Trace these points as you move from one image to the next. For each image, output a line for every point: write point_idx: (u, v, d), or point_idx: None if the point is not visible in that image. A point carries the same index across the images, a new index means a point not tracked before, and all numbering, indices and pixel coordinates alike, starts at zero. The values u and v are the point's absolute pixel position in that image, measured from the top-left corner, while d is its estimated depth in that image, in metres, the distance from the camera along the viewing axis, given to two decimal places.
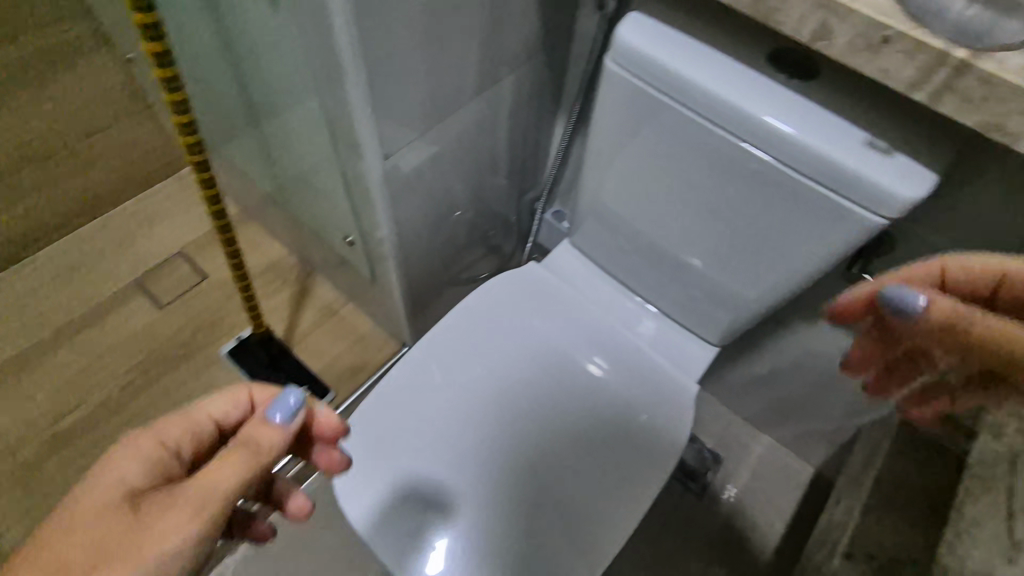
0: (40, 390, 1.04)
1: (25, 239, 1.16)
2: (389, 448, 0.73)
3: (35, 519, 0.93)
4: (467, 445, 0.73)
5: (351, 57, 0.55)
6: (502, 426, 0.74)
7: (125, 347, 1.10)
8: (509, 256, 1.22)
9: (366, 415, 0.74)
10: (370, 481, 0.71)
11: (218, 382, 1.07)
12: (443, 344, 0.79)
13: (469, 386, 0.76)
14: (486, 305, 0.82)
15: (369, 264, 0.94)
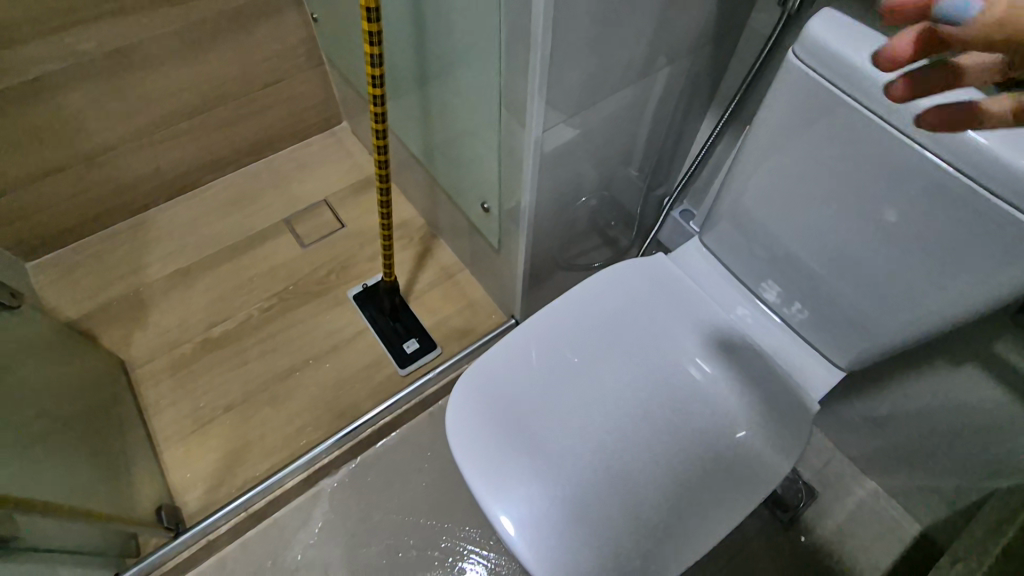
0: (199, 299, 1.20)
1: (205, 169, 1.33)
2: (499, 399, 0.75)
3: (182, 406, 1.07)
4: (571, 420, 0.74)
5: (538, 27, 0.58)
6: (609, 409, 0.74)
7: (268, 275, 1.23)
8: (625, 250, 1.22)
9: (480, 371, 0.77)
10: (477, 425, 0.74)
11: (342, 320, 1.18)
12: (566, 315, 0.81)
13: (583, 363, 0.77)
14: (613, 285, 0.83)
15: (497, 233, 0.98)
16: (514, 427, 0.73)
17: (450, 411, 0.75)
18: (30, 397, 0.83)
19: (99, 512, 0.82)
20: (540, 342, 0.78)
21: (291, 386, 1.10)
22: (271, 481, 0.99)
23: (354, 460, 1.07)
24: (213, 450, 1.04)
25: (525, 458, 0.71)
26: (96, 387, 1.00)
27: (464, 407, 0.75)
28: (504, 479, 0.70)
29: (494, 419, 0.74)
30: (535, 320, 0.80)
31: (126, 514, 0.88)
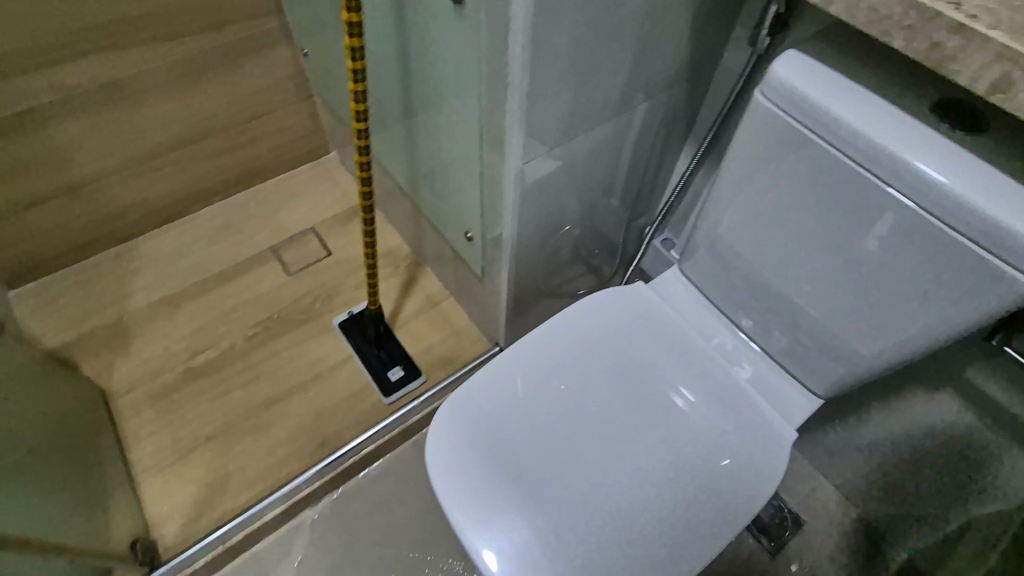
0: (183, 328, 1.19)
1: (194, 198, 1.34)
2: (479, 428, 0.75)
3: (162, 436, 1.06)
4: (552, 449, 0.74)
5: (514, 67, 0.60)
6: (589, 437, 0.75)
7: (254, 303, 1.24)
8: (609, 278, 1.24)
9: (461, 402, 0.77)
10: (457, 455, 0.74)
11: (326, 348, 1.18)
12: (546, 343, 0.81)
13: (564, 392, 0.78)
14: (593, 315, 0.84)
15: (481, 262, 0.99)
16: (495, 458, 0.73)
17: (431, 443, 0.75)
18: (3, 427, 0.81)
19: (71, 546, 0.80)
20: (521, 372, 0.79)
21: (273, 415, 1.09)
22: (250, 513, 0.97)
23: (337, 490, 1.05)
24: (192, 481, 1.02)
25: (506, 489, 0.71)
26: (74, 416, 0.99)
27: (445, 439, 0.75)
28: (486, 511, 0.70)
29: (475, 450, 0.74)
30: (516, 351, 0.81)
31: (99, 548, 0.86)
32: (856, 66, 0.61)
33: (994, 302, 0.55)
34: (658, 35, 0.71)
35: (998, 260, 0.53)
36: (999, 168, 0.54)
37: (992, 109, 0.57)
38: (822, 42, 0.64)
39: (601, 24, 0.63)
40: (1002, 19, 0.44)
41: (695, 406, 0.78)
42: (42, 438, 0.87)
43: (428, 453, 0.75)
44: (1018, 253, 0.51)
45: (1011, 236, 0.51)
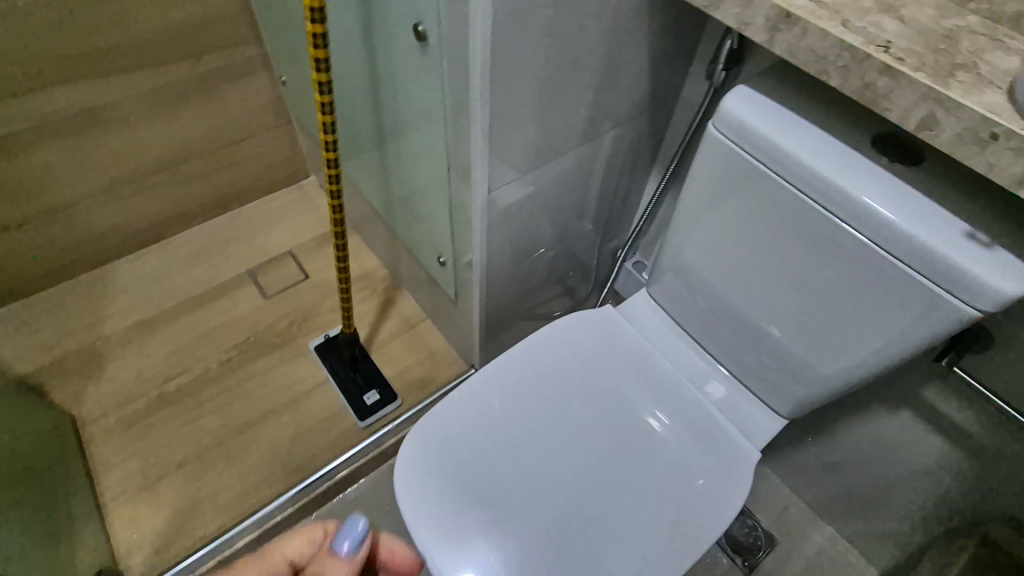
0: (157, 352, 1.19)
1: (172, 221, 1.34)
2: (448, 452, 0.76)
3: (132, 464, 1.05)
4: (522, 474, 0.74)
5: (477, 103, 0.62)
6: (559, 462, 0.75)
7: (230, 327, 1.23)
8: (584, 299, 1.26)
9: (431, 426, 0.77)
10: (426, 479, 0.74)
11: (302, 372, 1.18)
12: (516, 367, 0.82)
13: (533, 416, 0.78)
14: (562, 338, 0.86)
15: (454, 286, 1.01)
16: (465, 483, 0.73)
17: (400, 468, 0.75)
18: None
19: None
20: (491, 396, 0.80)
21: (247, 440, 1.08)
22: (221, 541, 0.96)
23: (310, 516, 1.04)
24: (162, 509, 1.00)
25: (475, 514, 0.71)
26: (40, 445, 0.97)
27: (415, 464, 0.75)
28: (455, 537, 0.70)
29: (444, 475, 0.74)
30: (486, 374, 0.82)
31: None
32: (803, 100, 0.64)
33: (936, 327, 0.58)
34: (618, 70, 0.74)
35: (937, 287, 0.55)
36: (935, 199, 0.57)
37: (928, 143, 0.61)
38: (772, 76, 0.67)
39: (561, 61, 0.65)
40: (926, 62, 0.47)
41: (662, 428, 0.79)
42: (5, 469, 0.86)
43: (397, 478, 0.75)
44: (954, 281, 0.54)
45: (947, 264, 0.53)
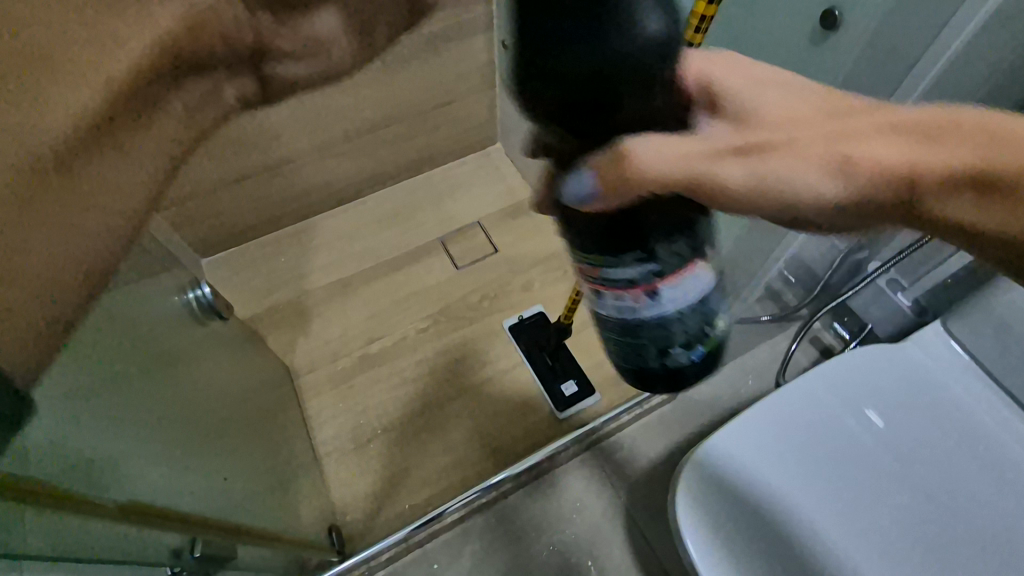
0: (356, 313, 1.20)
1: (370, 181, 1.33)
2: (733, 500, 0.70)
3: (344, 422, 1.08)
4: (814, 517, 0.67)
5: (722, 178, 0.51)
6: (857, 509, 0.68)
7: (426, 294, 1.23)
8: (790, 310, 1.13)
9: (709, 457, 0.72)
10: (715, 527, 0.69)
11: (495, 351, 1.16)
12: (797, 407, 0.74)
13: (821, 466, 0.70)
14: (845, 378, 0.76)
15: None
16: (755, 522, 0.68)
17: (681, 500, 0.71)
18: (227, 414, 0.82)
19: (277, 533, 0.82)
20: (773, 430, 0.73)
21: (447, 415, 1.09)
22: (432, 513, 0.98)
23: (508, 498, 1.05)
24: (374, 471, 1.04)
25: (765, 558, 0.66)
26: (267, 390, 1.00)
27: (694, 496, 0.71)
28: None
29: (732, 515, 0.69)
30: (762, 404, 0.75)
31: (306, 538, 0.90)
32: None
33: None
34: None
35: None
36: None
37: None
38: None
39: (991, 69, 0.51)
40: None
41: (983, 495, 0.68)
42: (254, 431, 0.89)
43: (675, 508, 0.71)
44: None
45: None
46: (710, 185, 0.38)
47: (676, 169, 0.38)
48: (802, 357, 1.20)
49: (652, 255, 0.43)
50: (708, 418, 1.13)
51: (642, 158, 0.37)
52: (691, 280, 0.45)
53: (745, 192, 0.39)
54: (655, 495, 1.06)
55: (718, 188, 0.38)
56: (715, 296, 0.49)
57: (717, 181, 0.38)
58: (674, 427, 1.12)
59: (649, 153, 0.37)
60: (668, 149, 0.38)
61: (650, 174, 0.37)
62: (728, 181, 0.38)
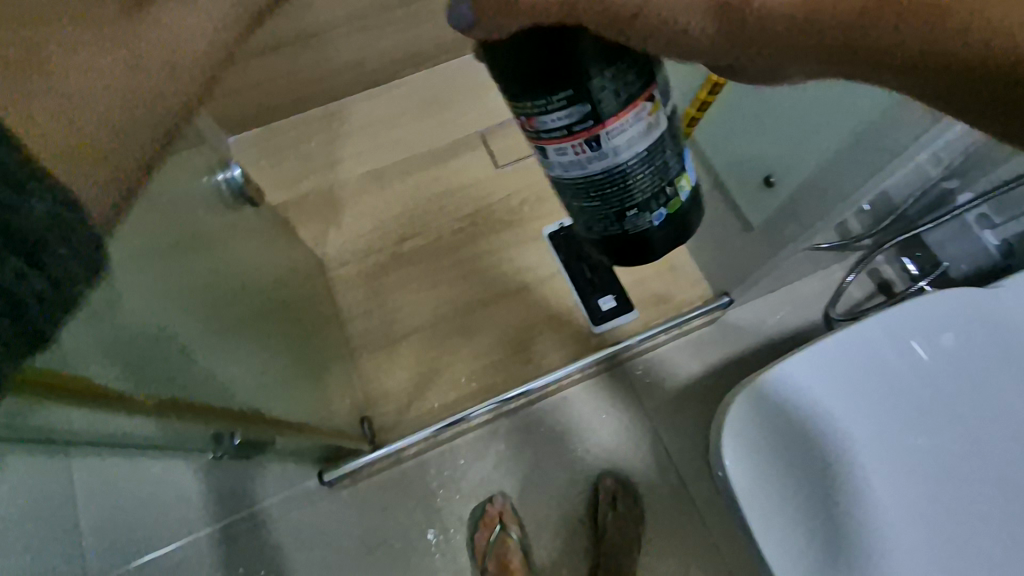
0: (390, 207, 1.14)
1: (408, 61, 1.19)
2: (776, 436, 0.68)
3: (375, 317, 1.08)
4: (856, 479, 0.66)
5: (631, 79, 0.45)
6: (901, 489, 0.65)
7: (462, 193, 1.15)
8: (851, 241, 0.99)
9: (759, 399, 0.69)
10: (754, 461, 0.68)
11: (533, 259, 1.11)
12: (858, 350, 0.69)
13: (873, 410, 0.67)
14: (912, 322, 0.70)
15: (764, 216, 0.88)
16: (796, 459, 0.67)
17: (728, 425, 0.69)
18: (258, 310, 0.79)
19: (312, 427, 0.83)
20: (848, 384, 0.68)
21: (480, 320, 1.08)
22: (459, 416, 0.99)
23: (534, 406, 1.05)
24: (405, 368, 1.05)
25: (790, 501, 0.66)
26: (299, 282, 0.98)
27: (743, 424, 0.69)
28: (762, 517, 0.66)
29: (771, 458, 0.68)
30: (847, 353, 0.69)
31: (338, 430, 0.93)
32: None
33: None
34: None
35: None
36: None
37: None
38: None
39: None
40: None
41: None
42: (288, 327, 0.88)
43: (719, 432, 0.70)
44: None
45: None
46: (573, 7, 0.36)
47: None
48: (857, 290, 1.13)
49: (583, 95, 0.41)
50: (746, 345, 1.10)
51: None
52: (627, 122, 0.44)
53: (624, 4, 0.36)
54: (682, 415, 1.06)
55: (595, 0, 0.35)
56: (659, 147, 0.48)
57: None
58: (710, 351, 1.09)
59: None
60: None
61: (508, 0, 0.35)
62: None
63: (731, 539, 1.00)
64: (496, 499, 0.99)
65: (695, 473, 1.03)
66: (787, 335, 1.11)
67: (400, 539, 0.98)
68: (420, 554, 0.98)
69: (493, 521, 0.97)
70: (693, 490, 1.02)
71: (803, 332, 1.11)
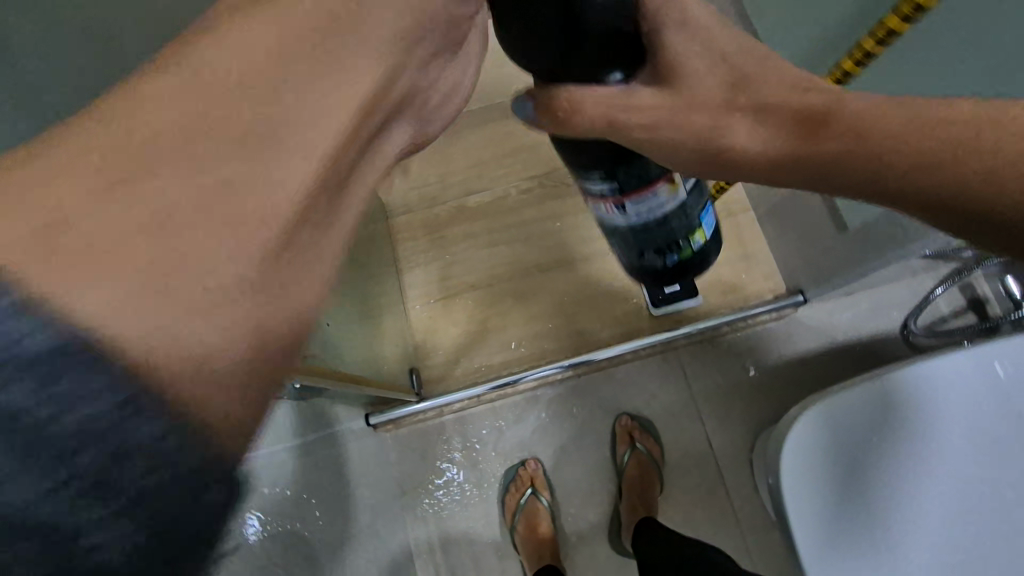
0: (459, 157, 1.10)
1: None
2: (838, 449, 0.72)
3: (433, 269, 1.07)
4: (903, 505, 0.69)
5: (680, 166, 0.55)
6: (941, 528, 0.68)
7: (535, 150, 1.10)
8: (956, 256, 0.89)
9: (828, 413, 0.72)
10: (815, 471, 0.71)
11: (600, 230, 1.07)
12: (934, 380, 0.71)
13: (938, 436, 0.70)
14: (1004, 357, 0.70)
15: (863, 219, 0.82)
16: (855, 474, 0.71)
17: (796, 429, 0.72)
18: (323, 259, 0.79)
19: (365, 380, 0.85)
20: (931, 418, 0.70)
21: (538, 286, 1.06)
22: (508, 379, 1.00)
23: (581, 379, 1.05)
24: (457, 325, 1.05)
25: (835, 507, 0.70)
26: (365, 228, 0.97)
27: (818, 425, 0.72)
28: (815, 523, 0.70)
29: (832, 470, 0.71)
30: (940, 389, 0.71)
31: (390, 379, 0.95)
32: None
33: None
34: None
35: None
36: None
37: None
38: None
39: None
40: None
41: None
42: (349, 273, 0.89)
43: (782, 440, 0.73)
44: None
45: None
46: (626, 126, 0.46)
47: (599, 116, 0.44)
48: (944, 303, 1.03)
49: (614, 177, 0.54)
50: (812, 346, 1.04)
51: (574, 99, 0.44)
52: (651, 197, 0.56)
53: (644, 134, 0.47)
54: (731, 408, 1.03)
55: (625, 129, 0.46)
56: (677, 213, 0.61)
57: (627, 121, 0.46)
58: (772, 347, 1.04)
59: (578, 91, 0.44)
60: (597, 100, 0.44)
61: (579, 115, 0.44)
62: (642, 116, 0.46)
63: (761, 538, 0.98)
64: (529, 464, 1.01)
65: (735, 469, 1.01)
66: (859, 342, 1.04)
67: (435, 486, 1.02)
68: (452, 502, 1.02)
69: (525, 484, 0.99)
70: (731, 485, 1.00)
71: (876, 341, 1.04)
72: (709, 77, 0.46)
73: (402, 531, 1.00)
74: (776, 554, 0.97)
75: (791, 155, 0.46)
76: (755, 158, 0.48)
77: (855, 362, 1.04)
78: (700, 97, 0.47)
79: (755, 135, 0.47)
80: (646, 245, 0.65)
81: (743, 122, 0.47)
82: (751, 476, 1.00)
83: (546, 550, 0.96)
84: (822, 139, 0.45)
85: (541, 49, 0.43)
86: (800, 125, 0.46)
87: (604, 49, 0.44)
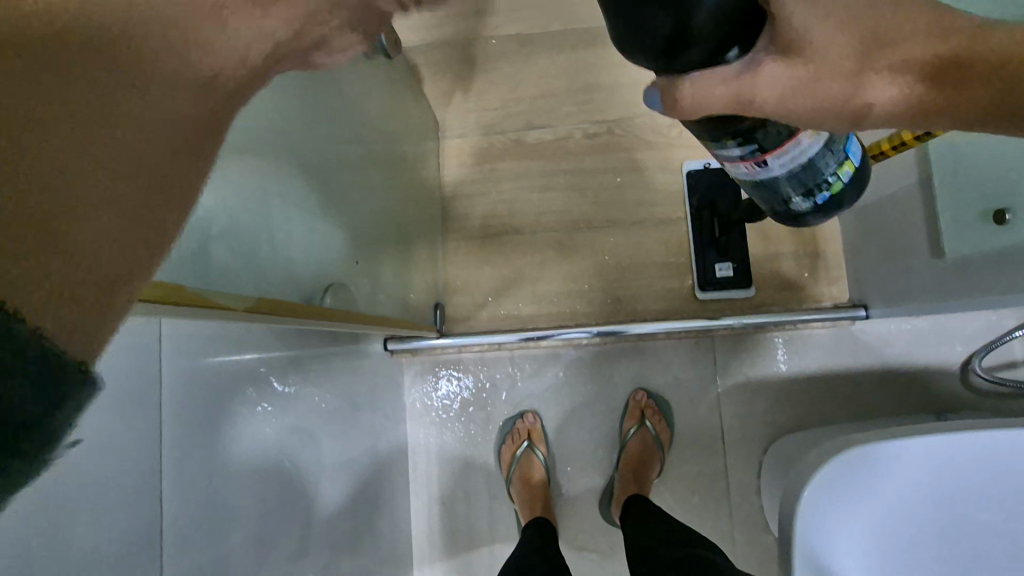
0: (525, 86, 1.00)
1: None
2: (853, 489, 0.66)
3: (476, 204, 1.01)
4: (902, 536, 0.66)
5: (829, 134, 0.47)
6: (914, 565, 0.66)
7: (609, 91, 0.99)
8: None
9: (852, 459, 0.65)
10: (828, 510, 0.66)
11: (661, 195, 0.98)
12: (974, 444, 0.64)
13: (960, 488, 0.65)
14: None
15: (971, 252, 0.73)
16: (864, 515, 0.66)
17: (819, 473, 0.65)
18: (360, 181, 0.74)
19: (389, 316, 0.82)
20: (959, 470, 0.65)
21: (582, 244, 0.99)
22: (533, 334, 0.96)
23: (607, 345, 1.01)
24: (491, 268, 1.00)
25: (836, 542, 0.66)
26: (411, 149, 0.90)
27: (852, 454, 0.65)
28: (815, 561, 0.65)
29: (843, 510, 0.66)
30: (989, 440, 0.63)
31: (416, 311, 0.93)
32: None
33: None
34: None
35: None
36: None
37: None
38: None
39: None
40: None
41: None
42: (389, 199, 0.84)
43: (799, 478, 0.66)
44: None
45: None
46: (755, 111, 0.40)
47: (730, 99, 0.39)
48: (1019, 348, 0.94)
49: (752, 137, 0.44)
50: (859, 362, 0.97)
51: (701, 92, 0.38)
52: (797, 147, 0.45)
53: (780, 109, 0.40)
54: (753, 407, 0.99)
55: (757, 109, 0.39)
56: (824, 157, 0.48)
57: (756, 107, 0.39)
58: (812, 354, 0.98)
59: (692, 94, 0.38)
60: (724, 86, 0.38)
61: (693, 108, 0.39)
62: (770, 98, 0.39)
63: (751, 539, 0.97)
64: (526, 417, 1.00)
65: (742, 468, 0.98)
66: (911, 368, 0.96)
67: (440, 419, 1.04)
68: (454, 437, 1.03)
69: (521, 437, 0.99)
70: (733, 482, 0.98)
71: (931, 372, 0.96)
72: (838, 35, 0.38)
73: (403, 456, 1.02)
74: (762, 557, 0.97)
75: (934, 102, 0.39)
76: (888, 116, 0.40)
77: (902, 389, 0.96)
78: (828, 62, 0.38)
79: (860, 105, 0.40)
80: (789, 208, 0.54)
81: (881, 76, 0.39)
82: (757, 476, 0.98)
83: (537, 502, 0.96)
84: (967, 86, 0.38)
85: (656, 26, 0.37)
86: (942, 74, 0.38)
87: (722, 42, 0.39)
